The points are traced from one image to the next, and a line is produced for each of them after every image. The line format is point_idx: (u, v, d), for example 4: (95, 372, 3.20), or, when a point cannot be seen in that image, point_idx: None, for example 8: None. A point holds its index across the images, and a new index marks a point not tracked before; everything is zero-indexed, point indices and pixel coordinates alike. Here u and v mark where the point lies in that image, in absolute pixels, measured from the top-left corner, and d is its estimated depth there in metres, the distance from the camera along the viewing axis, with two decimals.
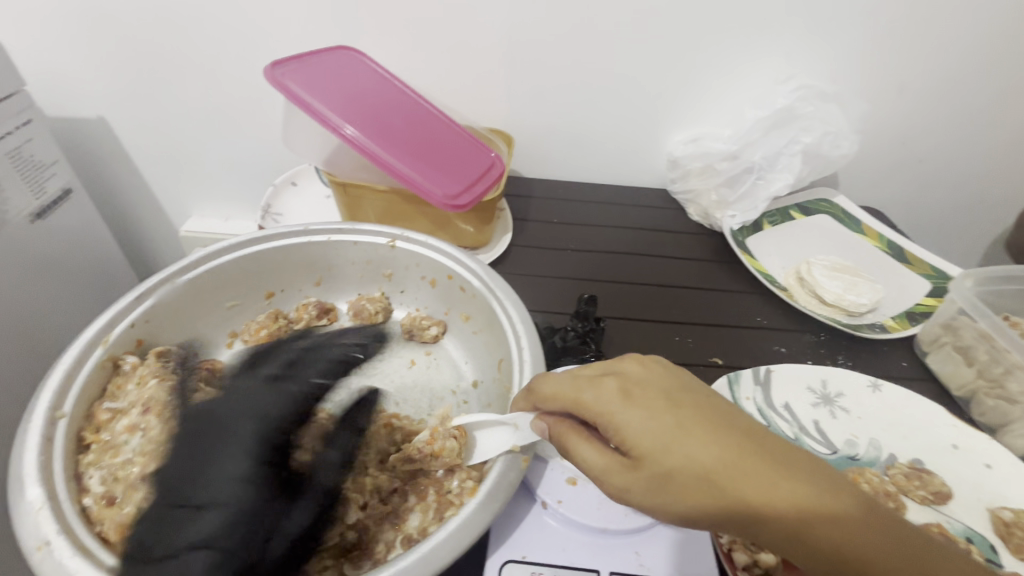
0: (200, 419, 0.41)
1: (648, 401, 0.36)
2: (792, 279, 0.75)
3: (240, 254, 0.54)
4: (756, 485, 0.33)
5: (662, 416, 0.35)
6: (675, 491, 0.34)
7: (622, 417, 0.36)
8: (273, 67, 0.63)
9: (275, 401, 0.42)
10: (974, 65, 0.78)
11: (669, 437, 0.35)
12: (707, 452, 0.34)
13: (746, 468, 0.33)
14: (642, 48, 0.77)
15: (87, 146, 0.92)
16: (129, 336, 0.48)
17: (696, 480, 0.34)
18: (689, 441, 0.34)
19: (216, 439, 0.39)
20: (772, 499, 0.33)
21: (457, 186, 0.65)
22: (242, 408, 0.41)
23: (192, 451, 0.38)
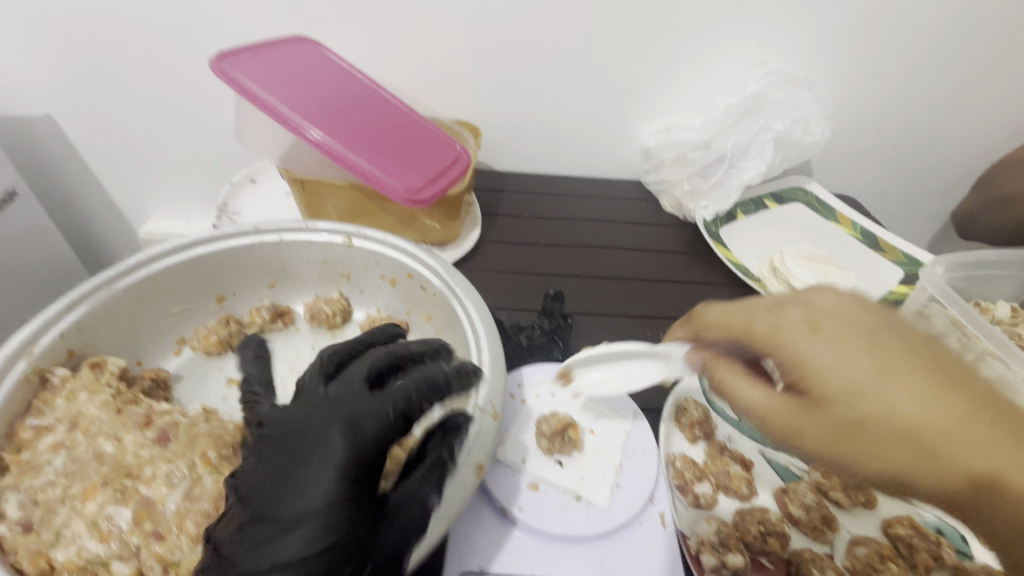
0: (295, 434, 0.37)
1: (852, 340, 0.32)
2: (765, 269, 0.74)
3: (183, 256, 0.51)
4: (971, 446, 0.30)
5: (869, 354, 0.32)
6: (861, 445, 0.32)
7: (817, 353, 0.32)
8: (219, 59, 0.60)
9: (317, 406, 0.38)
10: (944, 48, 0.77)
11: (879, 381, 0.31)
12: (921, 404, 0.31)
13: (958, 417, 0.31)
14: (608, 35, 0.75)
15: (34, 146, 0.87)
16: (59, 346, 0.45)
17: (891, 433, 0.31)
18: (903, 387, 0.31)
19: (321, 450, 0.36)
20: (981, 468, 0.30)
21: (418, 180, 0.63)
22: (298, 420, 0.38)
23: (302, 470, 0.35)
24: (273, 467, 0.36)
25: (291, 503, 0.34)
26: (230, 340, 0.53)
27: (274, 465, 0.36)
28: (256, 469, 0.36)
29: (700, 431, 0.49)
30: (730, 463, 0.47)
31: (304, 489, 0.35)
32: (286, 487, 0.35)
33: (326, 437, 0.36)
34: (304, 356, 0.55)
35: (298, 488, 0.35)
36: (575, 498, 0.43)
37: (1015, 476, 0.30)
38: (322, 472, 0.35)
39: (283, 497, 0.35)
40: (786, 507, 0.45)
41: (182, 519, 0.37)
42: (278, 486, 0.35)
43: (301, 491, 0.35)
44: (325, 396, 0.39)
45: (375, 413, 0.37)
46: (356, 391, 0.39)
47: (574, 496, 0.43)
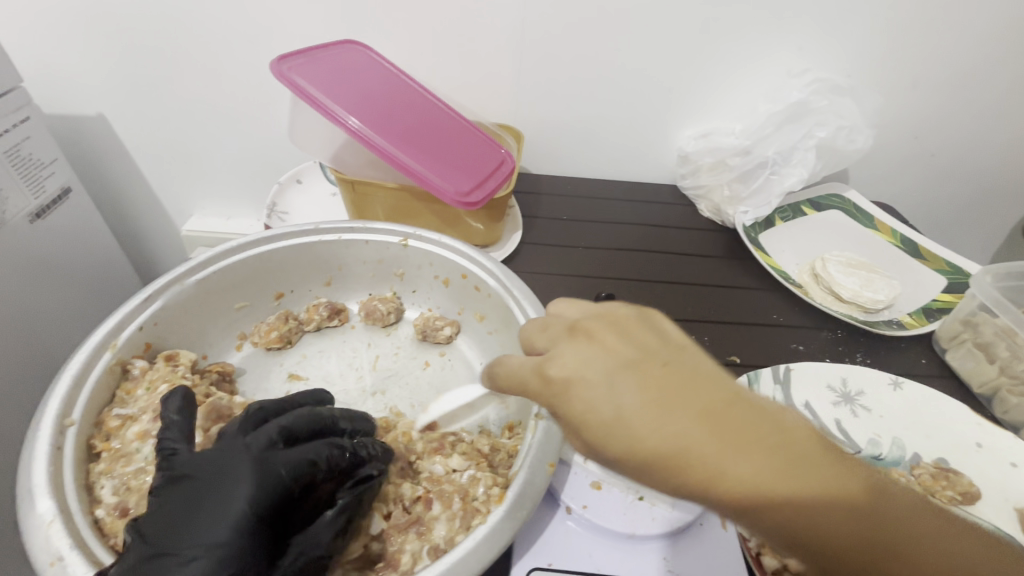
0: (206, 468, 0.35)
1: (588, 377, 0.30)
2: (807, 276, 0.74)
3: (247, 254, 0.53)
4: (741, 468, 0.26)
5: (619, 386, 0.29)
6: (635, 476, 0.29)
7: (573, 388, 0.31)
8: (278, 62, 0.62)
9: (231, 449, 0.36)
10: (988, 57, 0.76)
11: (614, 416, 0.29)
12: (655, 433, 0.28)
13: (701, 440, 0.27)
14: (651, 42, 0.76)
15: (86, 145, 0.90)
16: (137, 339, 0.46)
17: (653, 461, 0.28)
18: (641, 415, 0.28)
19: (229, 476, 0.34)
20: (754, 490, 0.26)
21: (467, 183, 0.64)
22: (214, 455, 0.36)
23: (207, 507, 0.33)
24: (174, 501, 0.34)
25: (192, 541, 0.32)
26: (289, 337, 0.54)
27: (180, 509, 0.33)
28: (162, 510, 0.34)
29: None
30: None
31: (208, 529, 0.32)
32: (190, 521, 0.33)
33: (233, 463, 0.35)
34: (361, 353, 0.56)
35: (197, 519, 0.33)
36: (638, 498, 0.42)
37: (762, 484, 0.26)
38: (229, 511, 0.33)
39: (181, 534, 0.32)
40: None
41: None
42: (178, 521, 0.33)
43: (210, 519, 0.33)
44: (240, 441, 0.37)
45: (289, 461, 0.36)
46: (270, 439, 0.37)
47: (637, 496, 0.42)
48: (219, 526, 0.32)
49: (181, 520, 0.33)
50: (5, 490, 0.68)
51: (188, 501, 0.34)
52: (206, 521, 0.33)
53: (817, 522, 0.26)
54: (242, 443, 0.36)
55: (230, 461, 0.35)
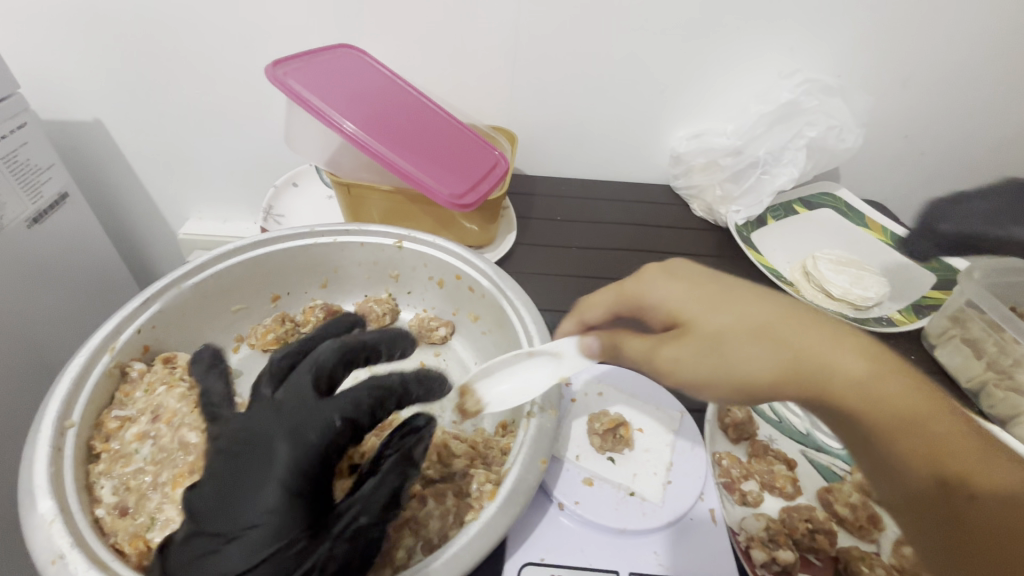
0: (243, 440, 0.37)
1: (706, 277, 0.41)
2: (798, 274, 0.75)
3: (244, 257, 0.53)
4: (822, 340, 0.37)
5: (705, 287, 0.41)
6: (730, 345, 0.37)
7: (663, 292, 0.41)
8: (274, 67, 0.62)
9: (267, 416, 0.37)
10: (976, 56, 0.77)
11: (720, 300, 0.39)
12: (759, 309, 0.38)
13: (802, 326, 0.38)
14: (644, 44, 0.76)
15: (84, 151, 0.91)
16: (135, 342, 0.47)
17: (749, 332, 0.37)
18: (759, 303, 0.39)
19: (266, 451, 0.36)
20: (834, 360, 0.36)
21: (462, 185, 0.65)
22: (253, 424, 0.37)
23: (249, 482, 0.35)
24: (220, 474, 0.36)
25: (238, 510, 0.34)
26: (286, 339, 0.55)
27: (227, 475, 0.35)
28: (213, 474, 0.36)
29: (742, 432, 0.50)
30: (775, 463, 0.49)
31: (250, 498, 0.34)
32: (235, 496, 0.35)
33: (268, 438, 0.36)
34: None
35: (239, 493, 0.35)
36: (629, 494, 0.44)
37: (855, 366, 0.36)
38: (270, 485, 0.34)
39: (229, 509, 0.34)
40: (831, 506, 0.47)
41: None
42: (225, 496, 0.35)
43: (251, 493, 0.34)
44: (275, 406, 0.38)
45: (322, 426, 0.36)
46: (305, 398, 0.38)
47: (627, 491, 0.44)
48: (259, 503, 0.34)
49: (227, 492, 0.35)
50: (4, 494, 0.69)
51: (230, 475, 0.35)
52: (250, 495, 0.34)
53: (894, 403, 0.34)
54: (276, 409, 0.37)
55: (267, 431, 0.36)
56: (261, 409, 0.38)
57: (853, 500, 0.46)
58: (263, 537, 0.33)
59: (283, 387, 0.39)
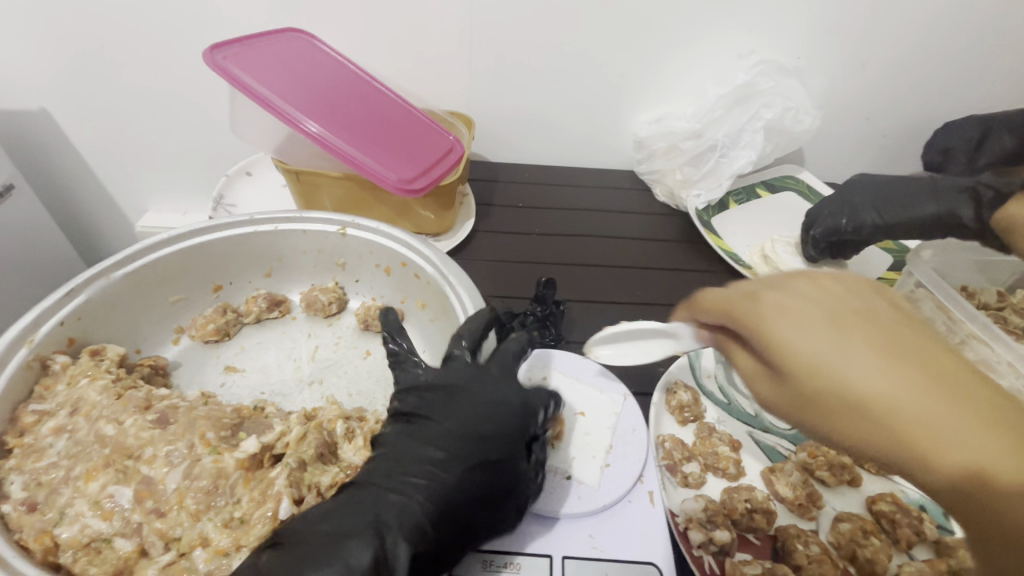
0: (466, 378, 0.43)
1: (817, 314, 0.30)
2: (756, 257, 0.75)
3: (179, 246, 0.52)
4: (946, 432, 0.25)
5: (818, 325, 0.29)
6: (818, 408, 0.29)
7: (765, 318, 0.31)
8: (212, 51, 0.60)
9: (484, 370, 0.43)
10: (932, 37, 0.77)
11: (828, 348, 0.29)
12: (874, 373, 0.27)
13: (916, 399, 0.26)
14: (599, 27, 0.75)
15: (31, 142, 0.88)
16: (58, 334, 0.46)
17: (846, 402, 0.28)
18: (866, 356, 0.28)
19: (493, 389, 0.42)
20: (956, 461, 0.25)
21: (412, 170, 0.64)
22: (476, 370, 0.43)
23: (477, 404, 0.41)
24: (446, 397, 0.41)
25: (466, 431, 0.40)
26: (227, 329, 0.54)
27: (452, 403, 0.41)
28: (436, 405, 0.41)
29: (689, 413, 0.50)
30: (718, 444, 0.49)
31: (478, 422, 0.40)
32: (458, 413, 0.40)
33: (495, 382, 0.43)
34: (300, 344, 0.56)
35: (464, 413, 0.40)
36: (566, 477, 0.44)
37: (979, 467, 0.25)
38: (499, 412, 0.41)
39: (457, 422, 0.40)
40: (773, 486, 0.46)
41: (181, 497, 0.38)
42: (456, 411, 0.41)
43: (478, 420, 0.40)
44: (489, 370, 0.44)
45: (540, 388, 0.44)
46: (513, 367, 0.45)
47: (565, 475, 0.44)
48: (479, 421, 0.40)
49: (445, 415, 0.40)
50: None
51: (456, 398, 0.41)
52: (478, 419, 0.40)
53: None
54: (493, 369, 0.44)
55: (497, 383, 0.43)
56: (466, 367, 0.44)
57: (794, 479, 0.46)
58: (480, 457, 0.39)
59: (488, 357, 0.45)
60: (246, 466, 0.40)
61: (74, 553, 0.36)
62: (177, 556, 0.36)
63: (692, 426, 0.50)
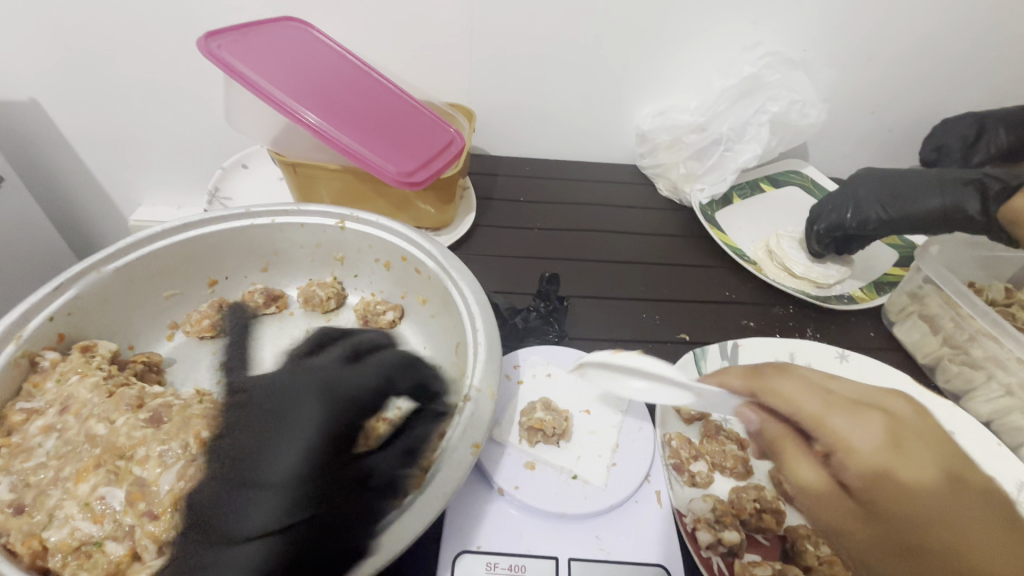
0: (278, 401, 0.45)
1: (850, 400, 0.35)
2: (761, 252, 0.74)
3: (172, 239, 0.51)
4: None
5: (926, 469, 0.31)
6: (911, 556, 0.29)
7: (873, 447, 0.32)
8: (207, 39, 0.59)
9: (309, 382, 0.46)
10: (938, 30, 0.76)
11: (937, 498, 0.30)
12: (979, 533, 0.29)
13: (887, 459, 0.31)
14: (602, 18, 0.74)
15: (22, 134, 0.86)
16: (48, 330, 0.44)
17: (947, 557, 0.29)
18: (867, 422, 0.33)
19: (298, 414, 0.43)
20: None
21: (412, 162, 0.62)
22: (287, 391, 0.45)
23: (276, 438, 0.41)
24: (237, 436, 0.42)
25: (264, 475, 0.39)
26: (223, 325, 0.53)
27: (248, 450, 0.41)
28: (236, 449, 0.41)
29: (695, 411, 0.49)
30: (726, 443, 0.48)
31: (278, 462, 0.40)
32: (267, 454, 0.40)
33: (303, 401, 0.44)
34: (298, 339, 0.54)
35: (271, 455, 0.40)
36: (572, 477, 0.42)
37: None
38: (299, 441, 0.41)
39: (263, 467, 0.40)
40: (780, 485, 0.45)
41: (175, 499, 0.37)
42: (251, 454, 0.40)
43: (274, 456, 0.40)
44: (316, 379, 0.46)
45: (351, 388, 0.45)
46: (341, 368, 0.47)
47: (570, 475, 0.43)
48: (278, 471, 0.39)
49: (235, 454, 0.40)
50: None
51: (255, 441, 0.41)
52: (285, 454, 0.40)
53: (966, 555, 0.28)
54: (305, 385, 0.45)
55: (302, 402, 0.44)
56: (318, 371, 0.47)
57: None
58: (277, 494, 0.38)
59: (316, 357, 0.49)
60: None
61: (64, 557, 0.35)
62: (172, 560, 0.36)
63: (699, 424, 0.49)
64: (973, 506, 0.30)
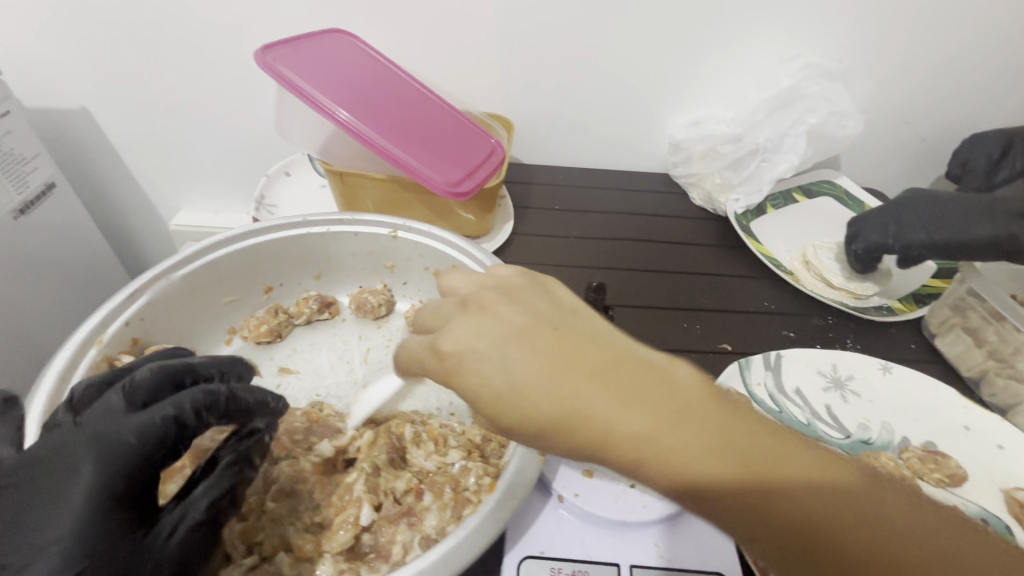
0: (46, 460, 0.33)
1: (477, 350, 0.30)
2: (797, 262, 0.74)
3: (234, 247, 0.53)
4: (684, 448, 0.27)
5: (537, 359, 0.29)
6: (588, 452, 0.28)
7: (508, 363, 0.29)
8: (263, 52, 0.61)
9: (78, 431, 0.34)
10: (977, 42, 0.76)
11: (567, 386, 0.28)
12: (604, 406, 0.28)
13: (527, 367, 0.29)
14: (638, 31, 0.75)
15: (70, 141, 0.89)
16: (124, 335, 0.47)
17: (609, 445, 0.27)
18: (537, 367, 0.29)
19: (69, 473, 0.33)
20: (716, 480, 0.26)
21: (457, 172, 0.64)
22: (66, 436, 0.34)
23: (50, 496, 0.32)
24: (21, 486, 0.33)
25: (29, 538, 0.31)
26: (279, 331, 0.55)
27: (19, 519, 0.32)
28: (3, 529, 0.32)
29: None
30: None
31: (53, 520, 0.32)
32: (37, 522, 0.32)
33: (76, 456, 0.33)
34: (352, 346, 0.57)
35: (52, 520, 0.32)
36: (630, 485, 0.43)
37: (747, 476, 0.26)
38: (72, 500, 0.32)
39: (37, 545, 0.31)
40: None
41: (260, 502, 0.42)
42: (30, 521, 0.32)
43: (55, 519, 0.32)
44: (83, 425, 0.34)
45: (131, 428, 0.33)
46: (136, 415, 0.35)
47: (629, 483, 0.43)
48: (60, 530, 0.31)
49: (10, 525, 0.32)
50: None
51: (32, 501, 0.32)
52: (63, 515, 0.32)
53: (632, 438, 0.27)
54: (82, 431, 0.34)
55: (74, 455, 0.33)
56: (99, 416, 0.34)
57: None
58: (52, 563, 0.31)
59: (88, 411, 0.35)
60: (321, 470, 0.44)
61: None
62: (260, 559, 0.40)
63: None
64: (611, 377, 0.29)
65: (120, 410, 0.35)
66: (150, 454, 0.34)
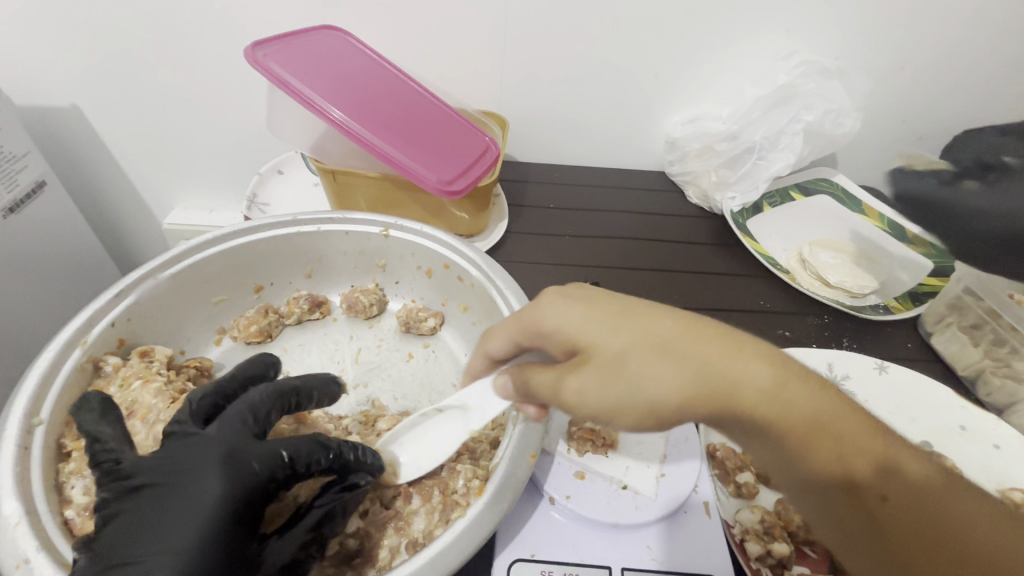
0: (169, 474, 0.35)
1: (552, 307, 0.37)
2: (793, 262, 0.74)
3: (223, 246, 0.52)
4: (742, 366, 0.33)
5: (602, 310, 0.36)
6: (654, 376, 0.33)
7: (576, 317, 0.36)
8: (253, 49, 0.60)
9: (204, 447, 0.37)
10: (975, 39, 0.76)
11: (631, 326, 0.35)
12: (669, 333, 0.34)
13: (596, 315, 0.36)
14: (632, 30, 0.74)
15: (60, 139, 0.88)
16: (109, 336, 0.46)
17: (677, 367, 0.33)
18: (604, 314, 0.36)
19: (195, 486, 0.35)
20: (764, 392, 0.33)
21: (450, 171, 0.63)
22: (191, 451, 0.36)
23: (173, 508, 0.34)
24: (140, 499, 0.34)
25: (150, 548, 0.32)
26: (269, 331, 0.55)
27: (138, 529, 0.33)
28: (119, 538, 0.33)
29: None
30: None
31: (172, 540, 0.33)
32: (160, 534, 0.33)
33: (203, 469, 0.35)
34: (343, 346, 0.56)
35: (173, 531, 0.33)
36: (621, 487, 0.43)
37: (790, 389, 0.33)
38: (195, 513, 0.33)
39: (156, 555, 0.32)
40: None
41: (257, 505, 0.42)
42: (149, 532, 0.33)
43: (177, 529, 0.33)
44: (208, 439, 0.37)
45: (261, 453, 0.37)
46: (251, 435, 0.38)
47: (620, 485, 0.43)
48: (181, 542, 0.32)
49: (127, 533, 0.33)
50: None
51: (155, 511, 0.34)
52: (186, 527, 0.33)
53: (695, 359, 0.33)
54: (209, 444, 0.37)
55: (201, 468, 0.35)
56: (225, 429, 0.38)
57: None
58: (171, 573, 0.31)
59: (215, 422, 0.38)
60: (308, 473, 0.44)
61: None
62: None
63: None
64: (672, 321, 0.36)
65: (247, 431, 0.38)
66: (268, 480, 0.37)
